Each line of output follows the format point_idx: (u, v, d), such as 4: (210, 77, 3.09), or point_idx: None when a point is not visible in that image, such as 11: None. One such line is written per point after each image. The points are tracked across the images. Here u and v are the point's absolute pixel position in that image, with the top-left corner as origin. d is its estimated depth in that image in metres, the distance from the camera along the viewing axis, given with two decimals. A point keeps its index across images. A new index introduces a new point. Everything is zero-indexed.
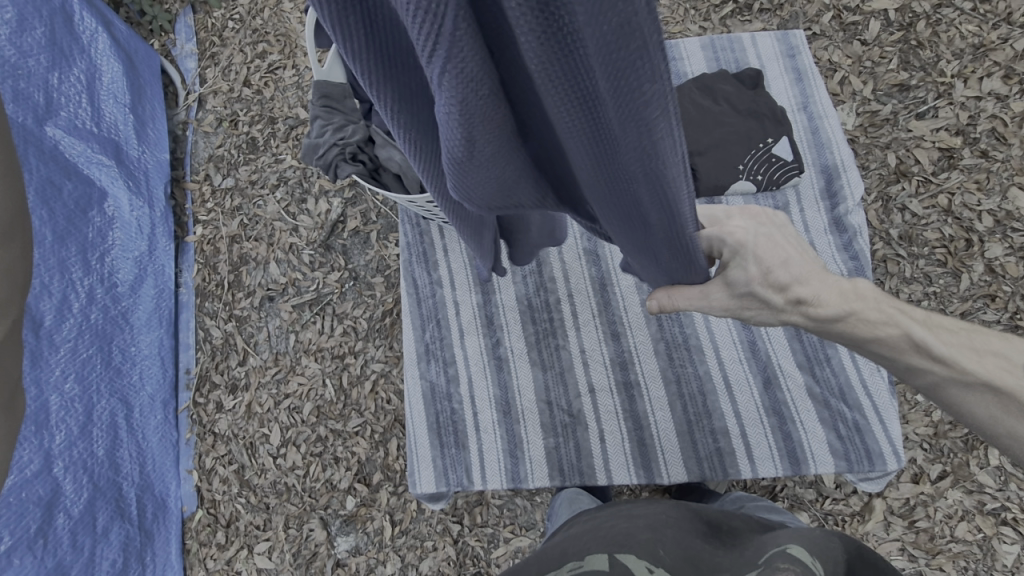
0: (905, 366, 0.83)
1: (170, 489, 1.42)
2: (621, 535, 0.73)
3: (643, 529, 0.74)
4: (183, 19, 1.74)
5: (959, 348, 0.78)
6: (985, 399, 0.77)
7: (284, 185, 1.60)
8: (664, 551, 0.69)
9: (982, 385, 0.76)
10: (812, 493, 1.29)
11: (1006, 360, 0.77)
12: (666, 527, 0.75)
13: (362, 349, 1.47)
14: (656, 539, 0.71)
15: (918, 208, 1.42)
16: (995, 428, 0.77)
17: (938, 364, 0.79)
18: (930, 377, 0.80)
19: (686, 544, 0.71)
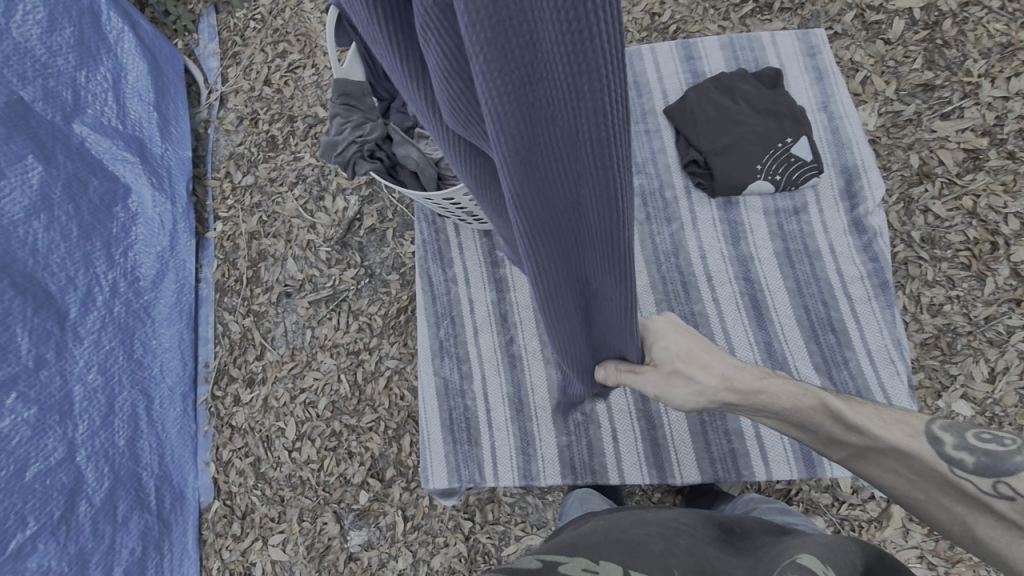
0: (826, 438, 0.80)
1: (188, 480, 1.44)
2: (634, 543, 0.72)
3: (655, 539, 0.73)
4: (206, 20, 1.78)
5: (869, 415, 0.77)
6: (897, 469, 0.76)
7: (303, 183, 1.62)
8: (678, 563, 0.67)
9: (898, 450, 0.75)
10: (828, 498, 1.27)
11: (911, 426, 0.77)
12: (680, 537, 0.74)
13: (377, 345, 1.49)
14: (670, 549, 0.70)
15: (941, 210, 1.39)
16: (914, 491, 0.75)
17: (855, 433, 0.77)
18: (851, 448, 0.78)
19: (699, 555, 0.70)
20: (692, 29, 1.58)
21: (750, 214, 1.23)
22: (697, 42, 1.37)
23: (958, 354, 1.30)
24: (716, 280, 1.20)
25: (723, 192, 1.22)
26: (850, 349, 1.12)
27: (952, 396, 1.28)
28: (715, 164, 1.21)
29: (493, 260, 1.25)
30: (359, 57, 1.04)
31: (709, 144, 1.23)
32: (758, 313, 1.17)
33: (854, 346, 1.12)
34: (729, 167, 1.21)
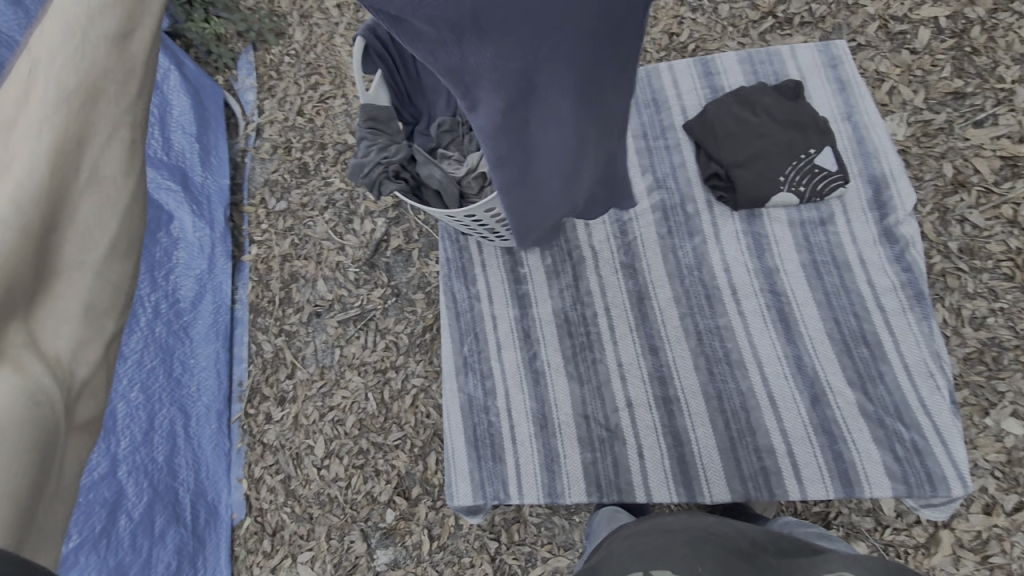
0: None
1: (221, 497, 1.47)
2: (660, 550, 0.74)
3: (680, 547, 0.73)
4: (244, 57, 1.89)
5: None
6: None
7: (333, 207, 1.68)
8: (704, 569, 0.69)
9: None
10: (870, 522, 1.21)
11: None
12: (706, 544, 0.74)
13: (403, 364, 1.51)
14: (694, 555, 0.71)
15: (979, 219, 1.35)
16: None
17: None
18: None
19: (728, 562, 0.70)
20: (712, 47, 1.59)
21: (774, 225, 1.21)
22: (715, 58, 1.36)
23: (1005, 369, 1.25)
24: (741, 294, 1.18)
25: (745, 204, 1.21)
26: (885, 363, 1.08)
27: (1000, 414, 1.23)
28: (736, 176, 1.20)
29: (516, 277, 1.26)
30: (385, 83, 1.09)
31: (731, 157, 1.22)
32: (786, 326, 1.14)
33: (889, 360, 1.08)
34: (752, 179, 1.19)
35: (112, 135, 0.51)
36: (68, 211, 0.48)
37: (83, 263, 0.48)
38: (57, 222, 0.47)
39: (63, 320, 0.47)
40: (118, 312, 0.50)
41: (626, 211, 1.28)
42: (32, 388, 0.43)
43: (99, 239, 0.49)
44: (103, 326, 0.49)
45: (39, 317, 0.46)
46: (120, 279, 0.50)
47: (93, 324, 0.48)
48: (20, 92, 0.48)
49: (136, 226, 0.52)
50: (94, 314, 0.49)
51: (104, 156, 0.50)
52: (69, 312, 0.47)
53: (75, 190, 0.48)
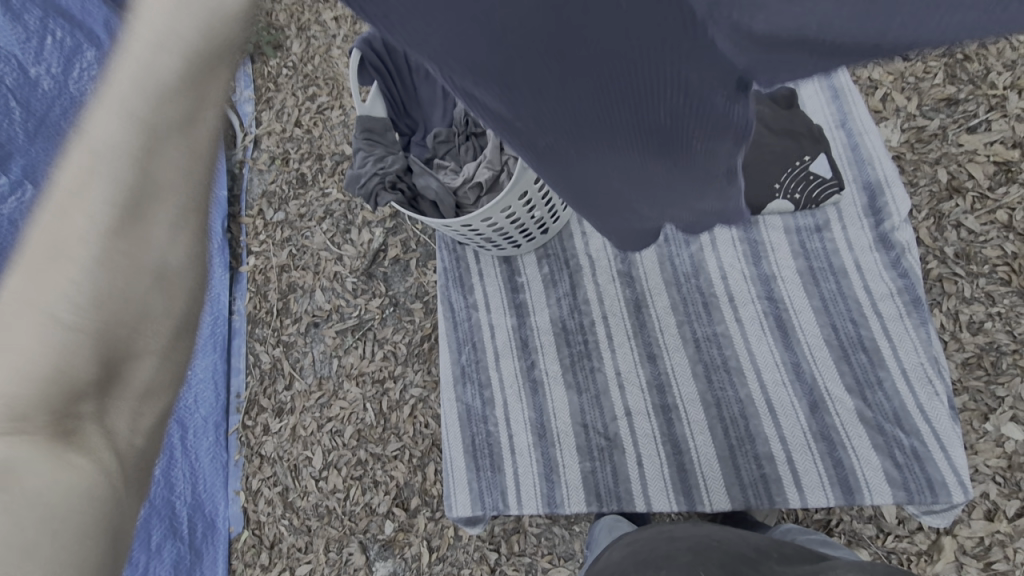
0: None
1: (219, 509, 1.47)
2: (662, 559, 0.74)
3: (683, 555, 0.74)
4: (242, 69, 1.90)
5: None
6: None
7: (330, 218, 1.68)
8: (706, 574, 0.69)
9: None
10: (872, 529, 1.21)
11: None
12: (709, 550, 0.74)
13: (402, 374, 1.50)
14: (697, 561, 0.72)
15: (974, 224, 1.35)
16: None
17: None
18: None
19: (730, 567, 0.70)
20: None
21: (770, 232, 1.21)
22: None
23: (1004, 374, 1.25)
24: (738, 301, 1.18)
25: None
26: (884, 369, 1.08)
27: (1000, 419, 1.23)
28: None
29: (513, 286, 1.26)
30: (381, 95, 1.10)
31: None
32: (784, 333, 1.14)
33: (887, 366, 1.08)
34: (747, 187, 1.20)
35: (178, 220, 0.51)
36: (130, 317, 0.50)
37: (156, 348, 0.53)
38: (122, 329, 0.50)
39: (119, 406, 0.52)
40: (172, 387, 0.55)
41: None
42: (93, 473, 0.47)
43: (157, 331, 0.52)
44: (154, 400, 0.54)
45: (101, 404, 0.51)
46: (168, 359, 0.54)
47: (143, 400, 0.53)
48: (83, 173, 0.47)
49: (192, 310, 0.55)
50: (144, 390, 0.53)
51: (170, 250, 0.51)
52: (125, 395, 0.52)
53: (129, 286, 0.49)
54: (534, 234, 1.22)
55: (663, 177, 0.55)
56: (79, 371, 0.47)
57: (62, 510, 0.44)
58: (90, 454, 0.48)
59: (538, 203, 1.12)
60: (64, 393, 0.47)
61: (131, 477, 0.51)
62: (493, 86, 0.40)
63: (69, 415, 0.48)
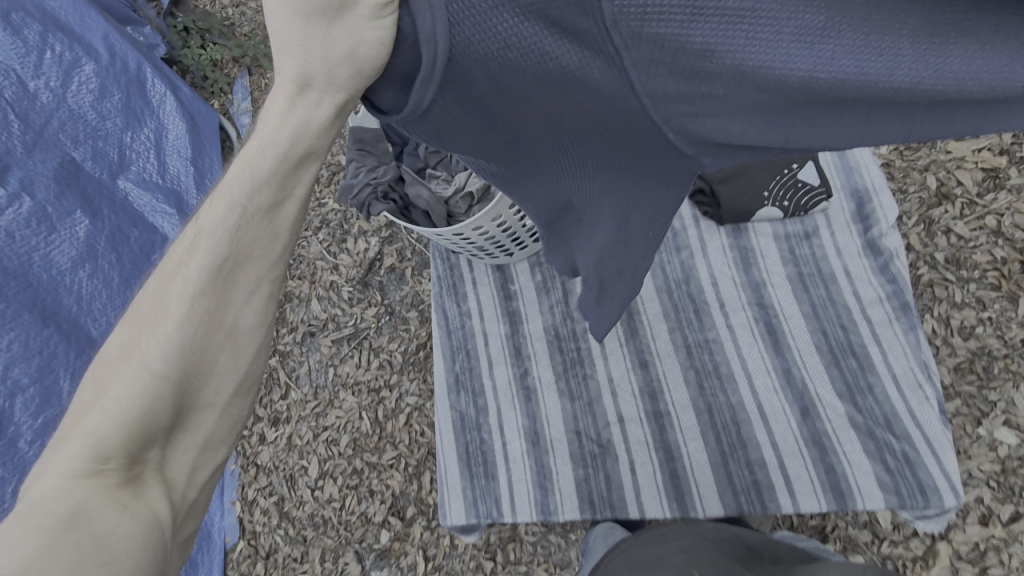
0: None
1: (214, 520, 1.47)
2: (655, 560, 0.74)
3: (676, 555, 0.74)
4: (239, 81, 1.92)
5: None
6: None
7: (326, 227, 1.69)
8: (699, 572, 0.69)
9: None
10: (867, 535, 1.21)
11: None
12: (702, 550, 0.74)
13: (397, 383, 1.51)
14: (690, 560, 0.72)
15: (964, 230, 1.36)
16: None
17: None
18: None
19: (723, 565, 0.71)
20: None
21: (760, 239, 1.23)
22: None
23: (996, 379, 1.26)
24: (729, 307, 1.19)
25: (730, 220, 1.23)
26: (874, 374, 1.09)
27: (993, 423, 1.23)
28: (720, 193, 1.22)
29: (507, 294, 1.27)
30: None
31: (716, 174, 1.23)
32: (774, 339, 1.15)
33: (877, 371, 1.09)
34: (735, 196, 1.21)
35: (253, 288, 0.61)
36: (207, 377, 0.59)
37: (213, 404, 0.60)
38: (196, 385, 0.59)
39: (181, 455, 0.58)
40: (228, 440, 0.62)
41: None
42: (151, 516, 0.52)
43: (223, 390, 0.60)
44: (214, 452, 0.61)
45: (173, 454, 0.58)
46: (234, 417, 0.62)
47: (205, 453, 0.60)
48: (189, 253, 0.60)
49: (254, 371, 0.63)
50: (209, 444, 0.61)
51: (242, 313, 0.61)
52: (188, 447, 0.59)
53: (210, 349, 0.59)
54: (527, 243, 1.23)
55: (627, 168, 0.61)
56: (157, 417, 0.56)
57: (117, 551, 0.47)
58: (159, 496, 0.54)
59: None
60: (139, 437, 0.54)
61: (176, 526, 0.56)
62: (429, 91, 0.49)
63: (138, 459, 0.54)
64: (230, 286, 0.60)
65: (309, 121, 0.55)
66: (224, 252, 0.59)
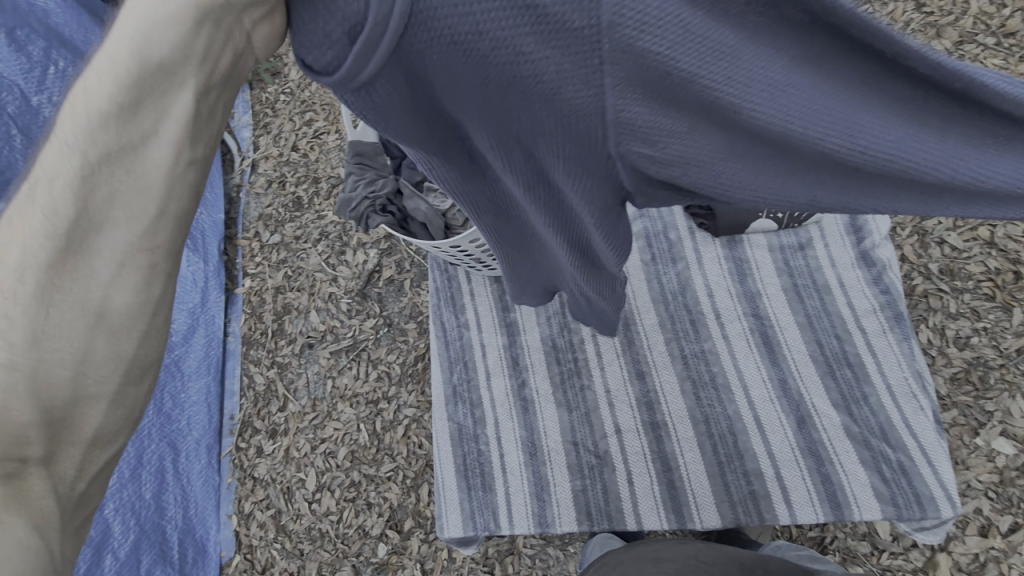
0: None
1: (210, 534, 1.45)
2: None
3: None
4: (240, 95, 1.94)
5: None
6: None
7: (326, 239, 1.70)
8: None
9: None
10: (867, 546, 1.20)
11: None
12: None
13: (396, 394, 1.51)
14: None
15: (957, 241, 1.38)
16: None
17: None
18: None
19: None
20: None
21: (755, 250, 1.24)
22: None
23: (992, 389, 1.26)
24: (725, 318, 1.20)
25: (725, 232, 1.24)
26: (869, 385, 1.09)
27: (990, 434, 1.23)
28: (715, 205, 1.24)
29: (504, 305, 1.28)
30: None
31: None
32: (770, 349, 1.15)
33: (872, 382, 1.09)
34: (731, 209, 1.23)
35: (124, 257, 0.49)
36: (68, 366, 0.48)
37: (99, 393, 0.50)
38: (62, 374, 0.48)
39: (69, 452, 0.50)
40: (128, 427, 0.53)
41: None
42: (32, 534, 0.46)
43: (109, 382, 0.50)
44: (107, 446, 0.52)
45: (58, 453, 0.49)
46: (129, 410, 0.52)
47: (98, 447, 0.52)
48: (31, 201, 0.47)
49: (150, 355, 0.53)
50: (101, 441, 0.52)
51: (114, 287, 0.49)
52: (75, 447, 0.50)
53: (64, 332, 0.48)
54: None
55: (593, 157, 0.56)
56: (17, 413, 0.47)
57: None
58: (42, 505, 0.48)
59: None
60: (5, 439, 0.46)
61: (67, 529, 0.50)
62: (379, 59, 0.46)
63: (15, 458, 0.47)
64: (91, 252, 0.48)
65: (166, 35, 0.46)
66: (69, 211, 0.47)
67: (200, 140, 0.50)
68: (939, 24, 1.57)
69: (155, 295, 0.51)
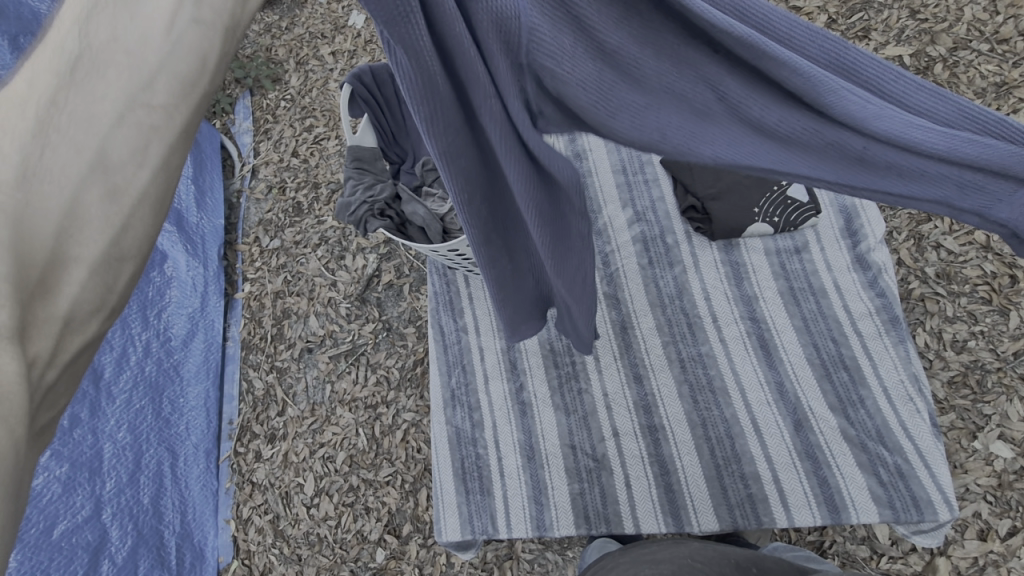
0: None
1: (208, 539, 1.45)
2: None
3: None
4: (242, 102, 1.96)
5: None
6: None
7: (325, 244, 1.71)
8: None
9: None
10: (865, 550, 1.20)
11: None
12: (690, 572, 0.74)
13: (394, 399, 1.51)
14: None
15: (953, 245, 1.38)
16: None
17: None
18: None
19: None
20: None
21: (751, 254, 1.24)
22: None
23: (990, 393, 1.26)
24: (722, 321, 1.20)
25: (722, 234, 1.25)
26: (865, 388, 1.10)
27: (988, 437, 1.23)
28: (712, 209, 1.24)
29: None
30: (371, 126, 1.15)
31: (706, 190, 1.25)
32: (767, 352, 1.16)
33: (869, 385, 1.09)
34: (727, 213, 1.23)
35: (123, 112, 0.47)
36: (55, 214, 0.43)
37: (81, 257, 0.44)
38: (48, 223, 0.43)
39: (44, 325, 0.41)
40: (108, 310, 0.45)
41: (608, 243, 1.32)
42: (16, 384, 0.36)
43: (97, 237, 0.44)
44: (82, 328, 0.43)
45: (30, 321, 0.40)
46: (112, 280, 0.45)
47: (72, 330, 0.43)
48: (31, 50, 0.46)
49: (140, 232, 0.47)
50: (74, 322, 0.43)
51: (113, 138, 0.46)
52: (52, 321, 0.41)
53: (60, 173, 0.44)
54: None
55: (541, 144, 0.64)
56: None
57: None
58: (17, 357, 0.37)
59: None
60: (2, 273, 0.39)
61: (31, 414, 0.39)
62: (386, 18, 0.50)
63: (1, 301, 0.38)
64: (89, 94, 0.46)
65: None
66: (69, 51, 0.46)
67: (206, 2, 0.51)
68: (933, 31, 1.59)
69: (152, 156, 0.48)
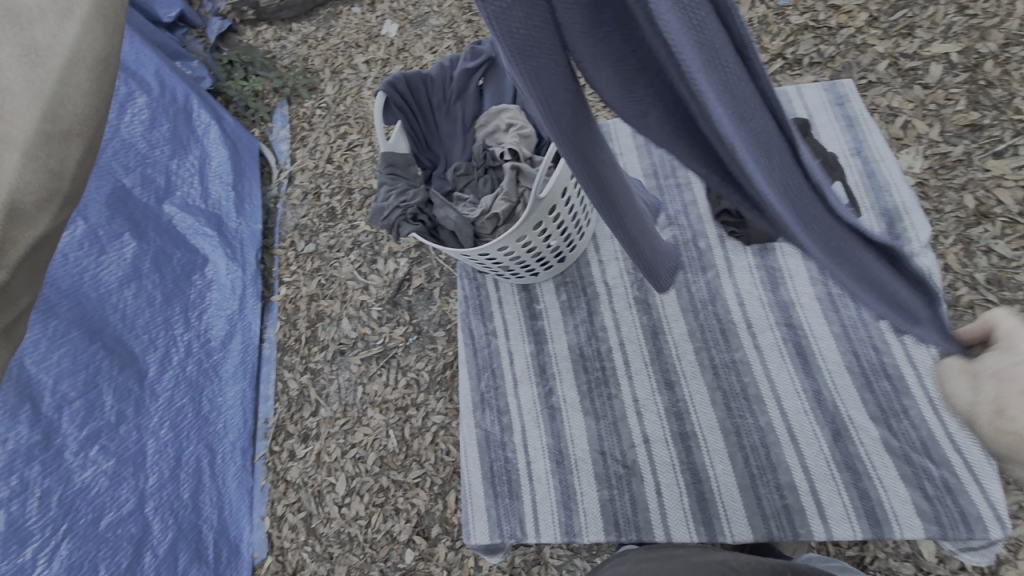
0: None
1: (244, 535, 1.50)
2: None
3: None
4: (279, 110, 2.02)
5: None
6: None
7: (358, 248, 1.75)
8: None
9: None
10: (910, 568, 1.15)
11: None
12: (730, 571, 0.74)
13: (424, 401, 1.53)
14: None
15: (1006, 250, 1.32)
16: None
17: None
18: None
19: None
20: None
21: (788, 259, 1.21)
22: None
23: None
24: (757, 327, 1.17)
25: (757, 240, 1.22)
26: (909, 398, 1.05)
27: None
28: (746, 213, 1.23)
29: (531, 313, 1.29)
30: (403, 133, 1.17)
31: None
32: (804, 360, 1.13)
33: (913, 395, 1.05)
34: None
35: None
36: None
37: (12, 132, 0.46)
38: None
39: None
40: (58, 198, 0.49)
41: None
42: None
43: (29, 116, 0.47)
44: (33, 219, 0.48)
45: None
46: (57, 164, 0.49)
47: (22, 220, 0.47)
48: None
49: (76, 106, 0.50)
50: (23, 215, 0.47)
51: None
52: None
53: None
54: (551, 263, 1.25)
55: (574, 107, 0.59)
56: None
57: None
58: None
59: (552, 233, 1.15)
60: None
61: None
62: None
63: None
64: None
65: None
66: None
67: None
68: (983, 27, 1.52)
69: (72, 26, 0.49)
